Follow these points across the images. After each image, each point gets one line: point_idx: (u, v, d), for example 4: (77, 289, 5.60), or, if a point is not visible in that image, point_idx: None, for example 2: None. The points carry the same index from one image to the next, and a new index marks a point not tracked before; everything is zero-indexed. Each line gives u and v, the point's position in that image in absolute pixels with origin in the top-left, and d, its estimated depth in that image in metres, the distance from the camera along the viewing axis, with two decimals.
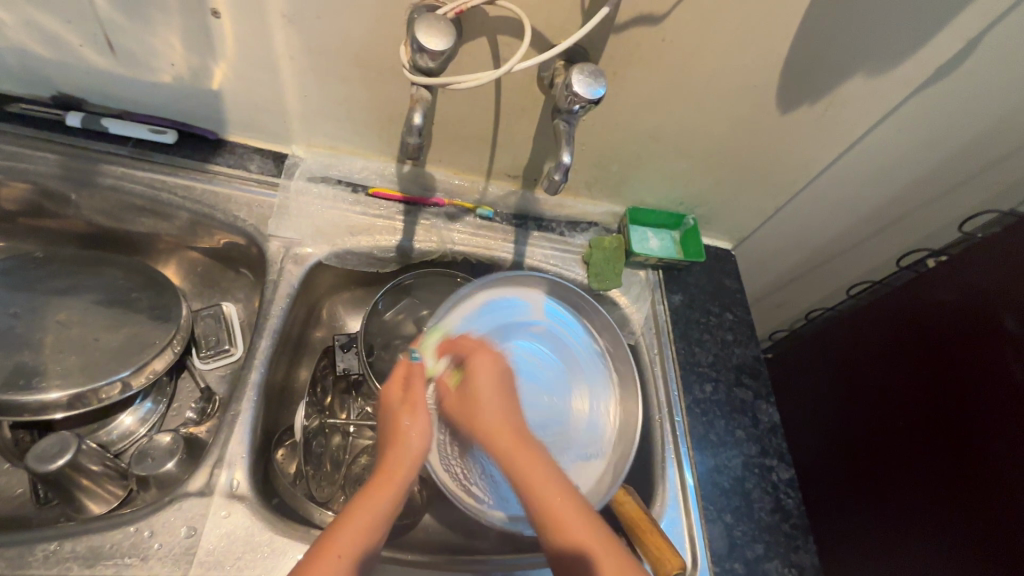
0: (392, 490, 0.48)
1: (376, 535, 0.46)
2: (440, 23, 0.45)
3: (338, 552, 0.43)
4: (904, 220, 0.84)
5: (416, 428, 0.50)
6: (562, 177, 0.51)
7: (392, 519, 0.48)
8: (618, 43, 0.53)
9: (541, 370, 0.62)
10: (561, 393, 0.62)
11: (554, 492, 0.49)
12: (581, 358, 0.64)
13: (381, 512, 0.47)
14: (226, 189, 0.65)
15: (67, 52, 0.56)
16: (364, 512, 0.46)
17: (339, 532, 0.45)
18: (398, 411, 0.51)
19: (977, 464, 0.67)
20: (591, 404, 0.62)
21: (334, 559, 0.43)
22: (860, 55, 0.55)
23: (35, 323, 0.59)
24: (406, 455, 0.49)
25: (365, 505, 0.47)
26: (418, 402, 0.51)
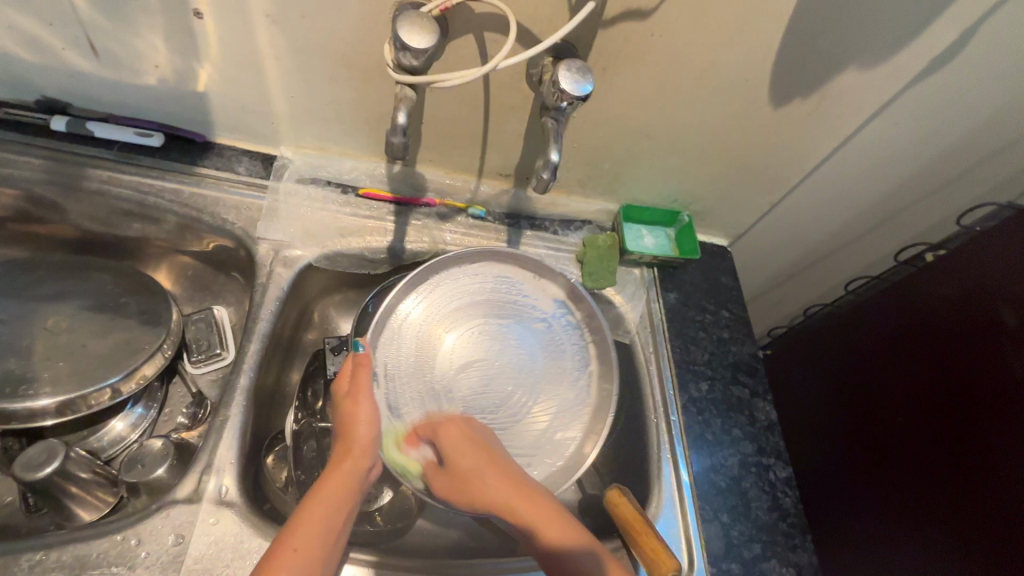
0: (345, 478, 0.47)
1: (336, 525, 0.45)
2: (423, 21, 0.45)
3: (295, 544, 0.42)
4: (902, 214, 0.83)
5: (361, 415, 0.50)
6: (550, 175, 0.50)
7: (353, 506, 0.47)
8: (607, 39, 0.53)
9: (511, 349, 0.61)
10: (530, 369, 0.61)
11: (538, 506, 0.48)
12: (554, 333, 0.63)
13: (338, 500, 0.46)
14: (214, 192, 0.65)
15: (50, 55, 0.55)
16: (320, 502, 0.45)
17: (297, 526, 0.44)
18: (342, 403, 0.52)
19: (977, 463, 0.66)
20: (559, 381, 0.62)
21: (291, 553, 0.42)
22: (853, 47, 0.54)
23: (23, 330, 0.58)
24: (356, 441, 0.49)
25: (320, 493, 0.46)
26: (363, 390, 0.51)
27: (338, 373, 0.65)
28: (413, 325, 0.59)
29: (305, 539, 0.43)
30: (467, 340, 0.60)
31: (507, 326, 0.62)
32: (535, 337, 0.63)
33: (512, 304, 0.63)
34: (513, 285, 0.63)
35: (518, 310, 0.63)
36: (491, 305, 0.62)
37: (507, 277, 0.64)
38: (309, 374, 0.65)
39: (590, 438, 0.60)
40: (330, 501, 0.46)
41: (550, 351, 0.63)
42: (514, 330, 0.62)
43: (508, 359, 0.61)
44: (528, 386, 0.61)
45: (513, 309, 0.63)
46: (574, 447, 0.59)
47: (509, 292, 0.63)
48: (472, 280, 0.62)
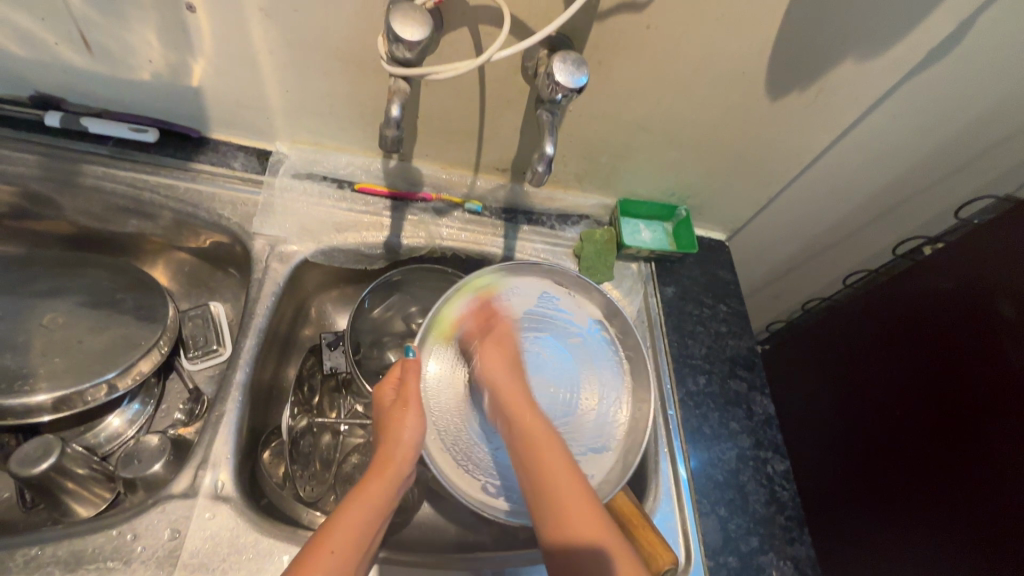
0: (385, 486, 0.47)
1: (372, 529, 0.45)
2: (416, 12, 0.44)
3: (332, 547, 0.42)
4: (900, 207, 0.82)
5: (406, 425, 0.50)
6: (545, 168, 0.50)
7: (385, 517, 0.48)
8: (602, 31, 0.52)
9: (545, 361, 0.60)
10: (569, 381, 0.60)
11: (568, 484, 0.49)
12: (594, 350, 0.62)
13: (374, 507, 0.46)
14: (209, 188, 0.65)
15: (42, 50, 0.55)
16: (358, 507, 0.46)
17: (336, 528, 0.44)
18: (391, 409, 0.51)
19: (974, 457, 0.66)
20: (601, 397, 0.60)
21: (327, 556, 0.42)
22: (851, 38, 0.54)
23: (19, 327, 0.58)
24: (398, 451, 0.49)
25: (361, 499, 0.46)
26: (411, 399, 0.51)
27: (335, 369, 0.65)
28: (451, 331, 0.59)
29: (340, 542, 0.43)
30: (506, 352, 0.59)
31: (545, 343, 0.61)
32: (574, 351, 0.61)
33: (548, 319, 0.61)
34: (551, 300, 0.62)
35: (556, 324, 0.62)
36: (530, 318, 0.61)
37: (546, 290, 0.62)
38: (306, 370, 0.65)
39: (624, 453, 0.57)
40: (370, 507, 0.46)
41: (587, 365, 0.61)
42: (554, 345, 0.61)
43: (546, 375, 0.60)
44: (564, 399, 0.59)
45: (550, 324, 0.61)
46: (615, 461, 0.57)
47: (546, 305, 0.62)
48: (507, 291, 0.61)
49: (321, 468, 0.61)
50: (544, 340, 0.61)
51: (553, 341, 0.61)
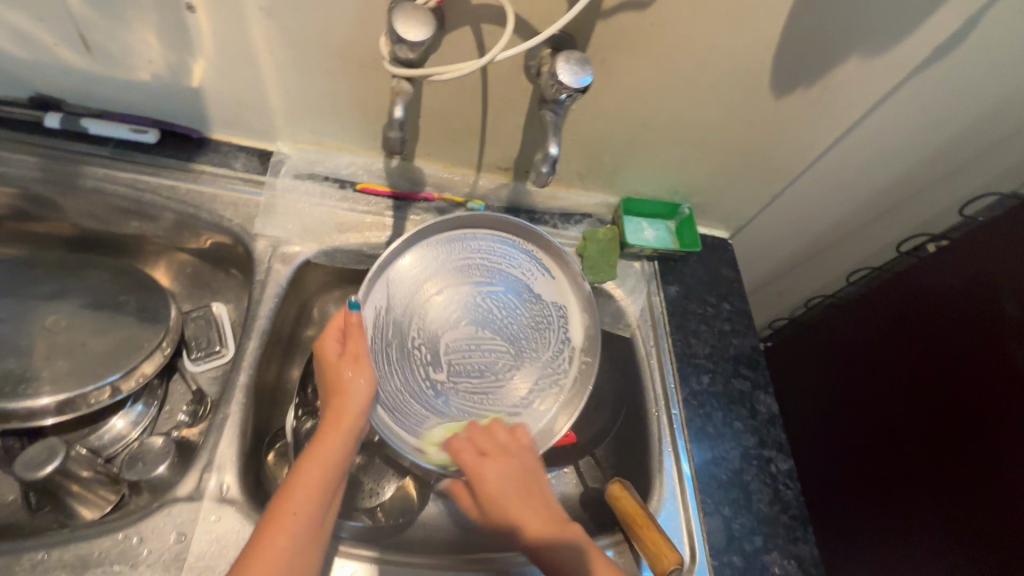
0: (340, 438, 0.47)
1: (333, 488, 0.46)
2: (419, 13, 0.44)
3: (294, 508, 0.43)
4: (904, 204, 0.82)
5: (352, 377, 0.49)
6: (550, 169, 0.50)
7: (347, 471, 0.48)
8: (605, 30, 0.52)
9: (498, 323, 0.59)
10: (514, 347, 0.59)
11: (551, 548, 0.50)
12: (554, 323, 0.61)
13: (335, 465, 0.46)
14: (211, 189, 0.64)
15: (42, 51, 0.55)
16: (317, 461, 0.46)
17: (296, 485, 0.44)
18: (339, 362, 0.50)
19: (981, 460, 0.66)
20: (543, 367, 0.60)
21: (292, 517, 0.43)
22: (857, 36, 0.54)
23: (22, 330, 0.58)
24: (349, 399, 0.48)
25: (318, 454, 0.46)
26: (360, 353, 0.50)
27: None
28: (398, 293, 0.56)
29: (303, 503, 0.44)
30: (461, 303, 0.58)
31: (497, 295, 0.60)
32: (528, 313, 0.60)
33: (505, 271, 0.60)
34: (505, 250, 0.61)
35: (506, 274, 0.60)
36: (476, 268, 0.59)
37: (500, 244, 0.61)
38: (310, 370, 0.64)
39: (571, 403, 0.59)
40: (326, 460, 0.46)
41: (536, 328, 0.60)
42: (503, 297, 0.60)
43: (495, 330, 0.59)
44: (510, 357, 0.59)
45: (501, 275, 0.60)
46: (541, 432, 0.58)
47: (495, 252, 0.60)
48: (467, 242, 0.60)
49: None
50: (493, 287, 0.59)
51: (495, 283, 0.60)
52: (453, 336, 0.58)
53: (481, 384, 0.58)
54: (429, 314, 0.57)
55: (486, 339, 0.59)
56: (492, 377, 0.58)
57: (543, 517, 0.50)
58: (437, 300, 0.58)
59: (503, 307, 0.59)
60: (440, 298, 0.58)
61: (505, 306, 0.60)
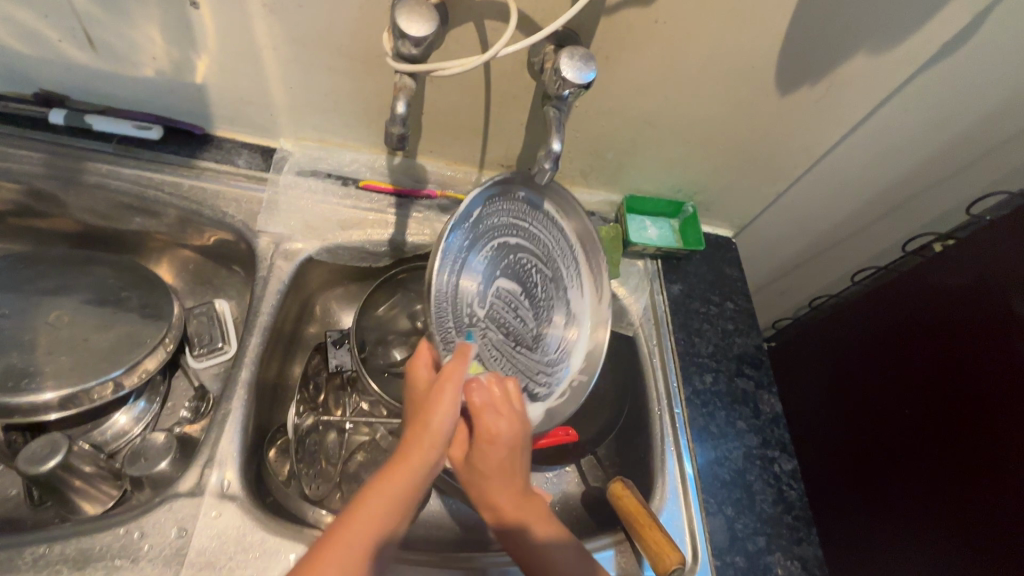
0: (408, 476, 0.41)
1: (393, 527, 0.40)
2: (421, 8, 0.44)
3: (345, 543, 0.38)
4: (911, 203, 0.81)
5: (438, 408, 0.42)
6: (552, 165, 0.50)
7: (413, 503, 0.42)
8: (609, 27, 0.52)
9: (527, 280, 0.55)
10: (540, 305, 0.57)
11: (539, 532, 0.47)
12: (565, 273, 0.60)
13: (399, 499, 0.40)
14: (214, 186, 0.64)
15: (46, 47, 0.55)
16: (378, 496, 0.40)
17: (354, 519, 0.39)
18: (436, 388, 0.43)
19: (987, 460, 0.65)
20: (563, 318, 0.59)
21: (342, 548, 0.38)
22: (863, 32, 0.53)
23: (24, 325, 0.58)
24: (428, 435, 0.42)
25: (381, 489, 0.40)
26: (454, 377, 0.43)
27: (340, 367, 0.65)
28: (449, 255, 0.46)
29: (359, 538, 0.38)
30: (502, 267, 0.52)
31: (523, 250, 0.54)
32: (547, 263, 0.57)
33: (534, 229, 0.56)
34: (534, 209, 0.57)
35: (535, 232, 0.56)
36: (511, 224, 0.53)
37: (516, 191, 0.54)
38: (311, 368, 0.65)
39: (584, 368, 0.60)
40: (391, 498, 0.40)
41: (553, 279, 0.58)
42: (529, 253, 0.55)
43: (526, 289, 0.55)
44: (537, 315, 0.56)
45: (531, 233, 0.56)
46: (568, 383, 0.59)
47: (523, 208, 0.55)
48: (495, 198, 0.52)
49: (327, 466, 0.61)
50: (526, 244, 0.55)
51: (528, 241, 0.55)
52: (498, 303, 0.52)
53: (522, 347, 0.54)
54: (479, 277, 0.49)
55: (524, 300, 0.55)
56: (529, 339, 0.55)
57: (515, 490, 0.47)
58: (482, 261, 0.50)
59: (537, 265, 0.56)
60: (485, 267, 0.50)
61: (536, 263, 0.56)
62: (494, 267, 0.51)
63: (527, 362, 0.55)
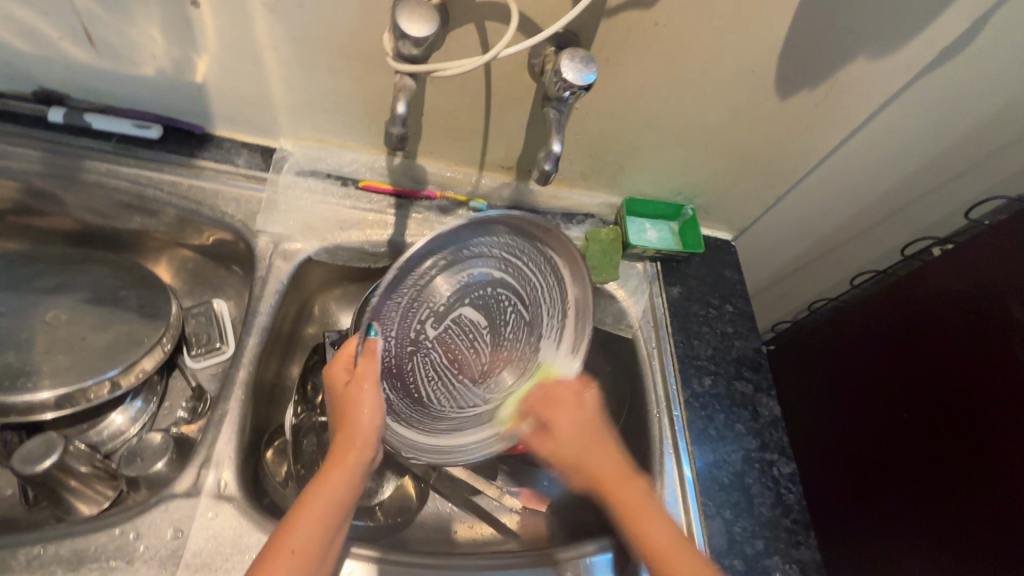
0: (343, 477, 0.46)
1: (331, 528, 0.45)
2: (422, 8, 0.44)
3: (292, 546, 0.42)
4: (910, 208, 0.81)
5: (359, 412, 0.46)
6: (552, 167, 0.50)
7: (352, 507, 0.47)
8: (610, 29, 0.52)
9: (493, 320, 0.57)
10: (504, 349, 0.58)
11: (652, 519, 0.50)
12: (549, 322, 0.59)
13: (335, 503, 0.45)
14: (213, 185, 0.64)
15: (46, 45, 0.55)
16: (319, 500, 0.45)
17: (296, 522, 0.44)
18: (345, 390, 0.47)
19: (987, 463, 0.65)
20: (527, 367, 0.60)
21: (286, 556, 0.42)
22: (863, 36, 0.53)
23: (21, 323, 0.58)
24: (355, 437, 0.46)
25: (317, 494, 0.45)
26: (367, 376, 0.46)
27: None
28: (413, 275, 0.51)
29: (302, 540, 0.43)
30: (467, 298, 0.55)
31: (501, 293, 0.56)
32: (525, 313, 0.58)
33: (524, 268, 0.57)
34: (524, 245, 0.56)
35: (522, 272, 0.57)
36: (495, 260, 0.55)
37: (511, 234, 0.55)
38: (309, 368, 0.64)
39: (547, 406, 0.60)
40: (327, 503, 0.45)
41: (528, 329, 0.59)
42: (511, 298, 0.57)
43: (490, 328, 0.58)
44: (499, 357, 0.58)
45: (519, 271, 0.57)
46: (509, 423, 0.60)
47: (517, 243, 0.55)
48: (484, 233, 0.53)
49: (325, 468, 0.60)
50: (509, 282, 0.57)
51: (509, 278, 0.56)
52: (451, 326, 0.56)
53: (467, 376, 0.58)
54: (438, 301, 0.54)
55: (487, 333, 0.58)
56: (481, 369, 0.58)
57: (610, 461, 0.54)
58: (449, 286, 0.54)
59: (514, 304, 0.57)
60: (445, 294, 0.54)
61: (515, 302, 0.57)
62: (455, 297, 0.55)
63: (464, 393, 0.58)
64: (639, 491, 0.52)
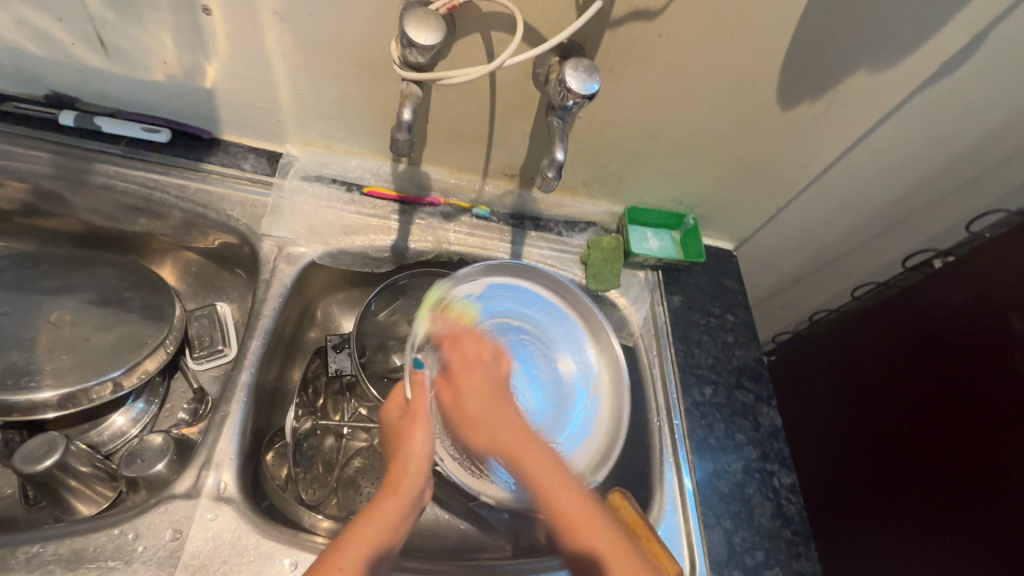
0: (397, 503, 0.47)
1: (382, 551, 0.45)
2: (429, 17, 0.45)
3: (343, 563, 0.42)
4: (911, 220, 0.82)
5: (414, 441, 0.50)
6: (555, 174, 0.50)
7: (397, 537, 0.47)
8: (613, 40, 0.52)
9: (526, 356, 0.62)
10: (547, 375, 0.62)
11: (561, 483, 0.48)
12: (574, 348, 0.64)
13: (387, 526, 0.46)
14: (219, 189, 0.65)
15: (59, 50, 0.56)
16: (368, 524, 0.45)
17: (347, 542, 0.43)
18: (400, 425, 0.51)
19: (987, 474, 0.65)
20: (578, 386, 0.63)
21: (336, 572, 0.41)
22: (863, 50, 0.54)
23: (26, 323, 0.58)
24: (410, 463, 0.49)
25: (371, 517, 0.46)
26: (419, 411, 0.51)
27: (340, 371, 0.64)
28: (440, 337, 0.58)
29: (351, 558, 0.42)
30: (495, 345, 0.61)
31: (520, 331, 0.63)
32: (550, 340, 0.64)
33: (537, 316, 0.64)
34: (535, 301, 0.65)
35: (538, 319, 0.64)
36: (510, 312, 0.63)
37: (509, 281, 0.64)
38: (310, 373, 0.64)
39: (607, 440, 0.60)
40: (381, 523, 0.45)
41: (558, 353, 0.64)
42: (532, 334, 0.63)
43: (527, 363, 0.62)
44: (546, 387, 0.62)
45: (528, 311, 0.64)
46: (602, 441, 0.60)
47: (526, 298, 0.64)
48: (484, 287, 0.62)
49: (324, 470, 0.61)
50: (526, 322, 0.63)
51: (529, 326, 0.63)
52: None
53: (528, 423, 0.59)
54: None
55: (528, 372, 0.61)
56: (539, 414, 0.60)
57: (516, 426, 0.51)
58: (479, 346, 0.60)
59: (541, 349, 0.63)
60: None
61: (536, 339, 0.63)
62: None
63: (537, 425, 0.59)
64: (543, 451, 0.50)
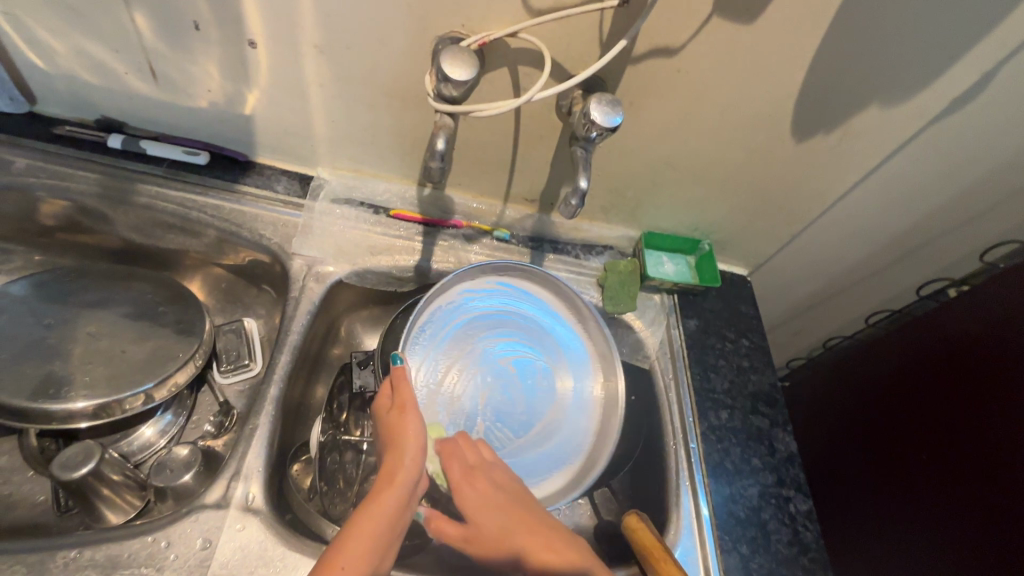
0: (394, 493, 0.45)
1: (384, 544, 0.43)
2: (464, 54, 0.47)
3: (343, 564, 0.41)
4: (925, 249, 0.83)
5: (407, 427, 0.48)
6: (578, 202, 0.52)
7: (400, 529, 0.45)
8: (634, 75, 0.55)
9: (516, 360, 0.64)
10: (539, 376, 0.64)
11: None
12: (565, 342, 0.66)
13: (386, 517, 0.44)
14: (252, 209, 0.68)
15: (113, 78, 0.60)
16: (368, 520, 0.43)
17: (347, 544, 0.42)
18: (388, 414, 0.50)
19: (997, 509, 0.65)
20: (573, 376, 0.65)
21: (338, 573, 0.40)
22: (874, 87, 0.56)
23: (67, 335, 0.61)
24: (406, 452, 0.47)
25: (368, 511, 0.44)
26: (407, 401, 0.50)
27: (363, 387, 0.65)
28: (426, 357, 0.59)
29: (352, 559, 0.41)
30: (483, 354, 0.62)
31: (506, 335, 0.64)
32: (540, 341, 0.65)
33: (532, 321, 0.66)
34: (530, 300, 0.66)
35: (536, 322, 0.66)
36: (499, 320, 0.64)
37: (498, 287, 0.66)
38: (336, 388, 0.67)
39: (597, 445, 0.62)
40: (379, 517, 0.44)
41: (545, 349, 0.65)
42: (519, 339, 0.65)
43: (515, 369, 0.63)
44: (539, 386, 0.64)
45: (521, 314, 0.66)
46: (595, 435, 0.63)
47: (526, 303, 0.66)
48: (477, 295, 0.64)
49: (345, 485, 0.61)
50: (515, 326, 0.65)
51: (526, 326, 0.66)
52: (485, 388, 0.61)
53: (526, 423, 0.62)
54: (461, 369, 0.61)
55: (519, 377, 0.63)
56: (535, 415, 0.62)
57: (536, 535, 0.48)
58: (474, 354, 0.62)
59: (535, 353, 0.64)
60: (462, 358, 0.61)
61: (529, 344, 0.65)
62: (475, 356, 0.62)
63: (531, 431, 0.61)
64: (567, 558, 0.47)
